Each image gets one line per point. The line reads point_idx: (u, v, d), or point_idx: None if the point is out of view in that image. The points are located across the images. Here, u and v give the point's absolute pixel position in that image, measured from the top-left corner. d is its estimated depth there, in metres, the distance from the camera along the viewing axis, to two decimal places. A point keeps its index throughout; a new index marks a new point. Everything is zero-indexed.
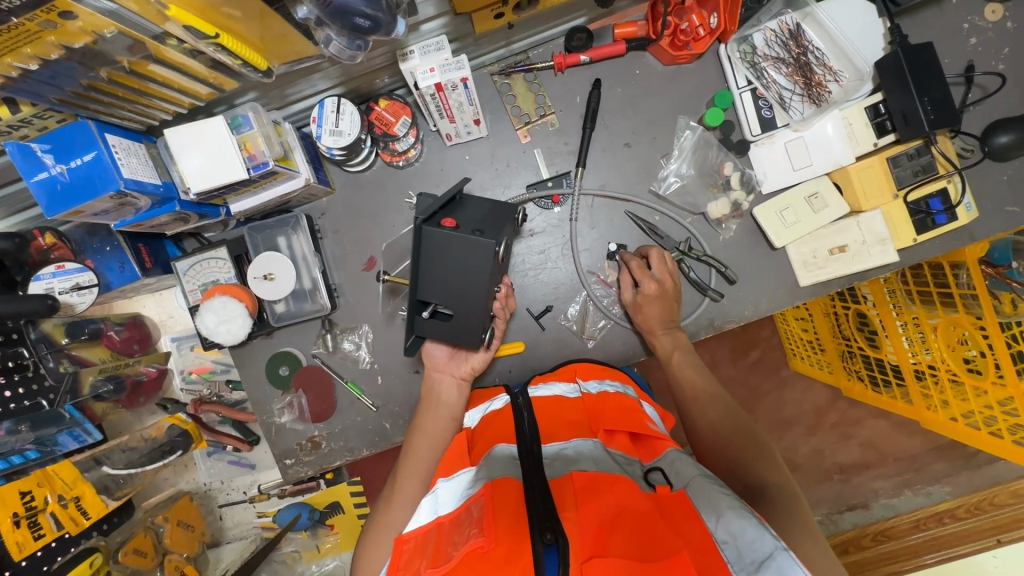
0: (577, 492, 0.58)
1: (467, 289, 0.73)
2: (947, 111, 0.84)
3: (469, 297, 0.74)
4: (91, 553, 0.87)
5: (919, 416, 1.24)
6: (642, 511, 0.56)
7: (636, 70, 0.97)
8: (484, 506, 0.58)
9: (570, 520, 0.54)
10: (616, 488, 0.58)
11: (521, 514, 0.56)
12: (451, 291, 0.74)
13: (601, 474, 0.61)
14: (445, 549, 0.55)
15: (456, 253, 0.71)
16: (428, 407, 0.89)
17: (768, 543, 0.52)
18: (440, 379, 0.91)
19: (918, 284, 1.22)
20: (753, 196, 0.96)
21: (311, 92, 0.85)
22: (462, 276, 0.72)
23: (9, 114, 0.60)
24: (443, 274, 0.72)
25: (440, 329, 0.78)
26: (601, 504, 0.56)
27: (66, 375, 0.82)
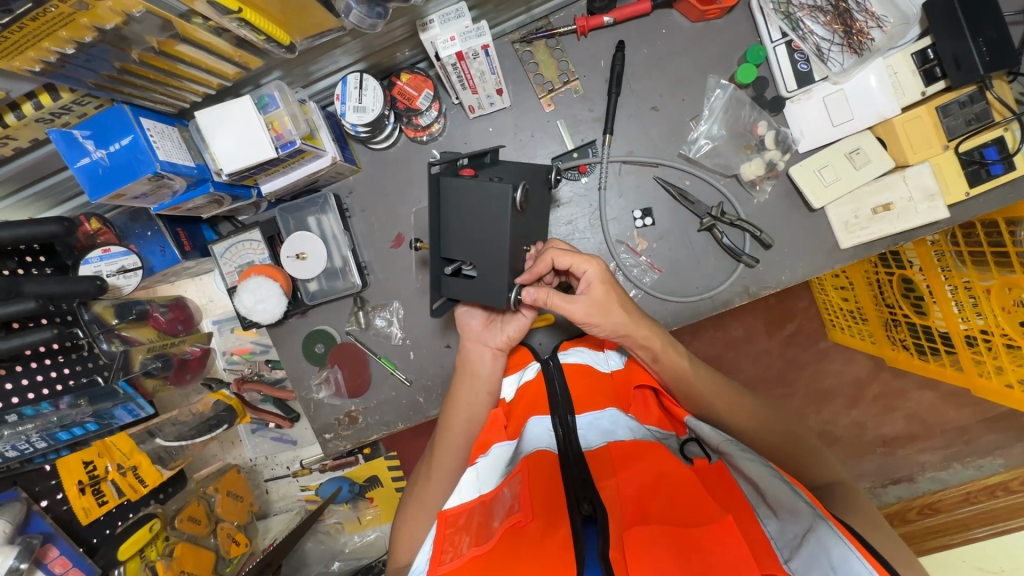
0: (614, 461, 0.58)
1: (489, 240, 0.70)
2: (1004, 52, 0.77)
3: (490, 249, 0.70)
4: (150, 518, 0.95)
5: (969, 383, 1.20)
6: (684, 477, 0.55)
7: (662, 29, 0.93)
8: (521, 484, 0.58)
9: (609, 488, 0.54)
10: (653, 457, 0.58)
11: (558, 485, 0.56)
12: (475, 247, 0.72)
13: (640, 443, 0.61)
14: (488, 528, 0.57)
15: (472, 201, 0.69)
16: (461, 378, 0.83)
17: (807, 518, 0.49)
18: (473, 351, 0.83)
19: (970, 244, 1.15)
20: (789, 155, 0.92)
21: (333, 69, 0.85)
22: (484, 226, 0.70)
23: (50, 102, 0.63)
24: (464, 224, 0.71)
25: (466, 288, 0.73)
26: (641, 471, 0.56)
27: (118, 354, 0.84)
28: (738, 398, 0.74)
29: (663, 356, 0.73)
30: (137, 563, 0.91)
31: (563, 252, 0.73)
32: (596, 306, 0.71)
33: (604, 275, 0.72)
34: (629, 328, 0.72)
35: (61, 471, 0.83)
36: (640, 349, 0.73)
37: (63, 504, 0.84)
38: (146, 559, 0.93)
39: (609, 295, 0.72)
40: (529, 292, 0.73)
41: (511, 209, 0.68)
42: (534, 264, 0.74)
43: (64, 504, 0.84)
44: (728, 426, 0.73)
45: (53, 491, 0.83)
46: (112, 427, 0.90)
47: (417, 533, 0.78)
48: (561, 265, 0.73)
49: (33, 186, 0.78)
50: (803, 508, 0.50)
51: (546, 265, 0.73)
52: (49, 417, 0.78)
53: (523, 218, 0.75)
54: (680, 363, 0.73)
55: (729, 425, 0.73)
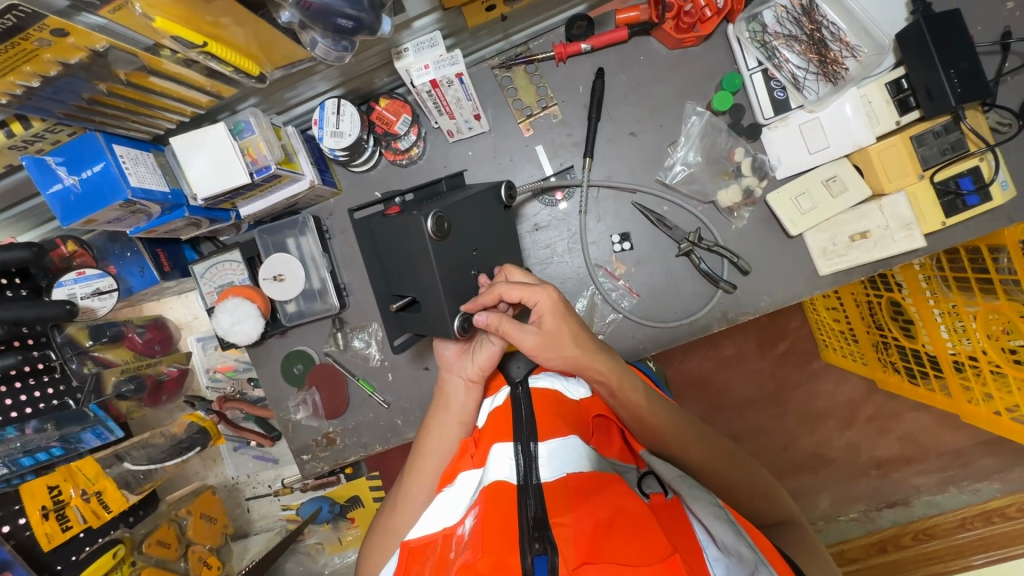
0: (572, 495, 0.57)
1: (416, 268, 0.73)
2: (976, 83, 0.77)
3: (424, 281, 0.72)
4: (114, 544, 0.93)
5: (960, 410, 1.20)
6: (640, 512, 0.55)
7: (640, 56, 0.94)
8: (479, 514, 0.57)
9: (562, 526, 0.53)
10: (611, 489, 0.58)
11: (513, 522, 0.55)
12: (416, 279, 0.74)
13: (598, 475, 0.61)
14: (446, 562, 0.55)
15: (403, 239, 0.72)
16: (436, 408, 0.83)
17: (752, 562, 0.50)
18: (448, 380, 0.83)
19: (955, 270, 1.15)
20: (766, 181, 0.92)
21: (311, 94, 0.86)
22: (415, 260, 0.72)
23: (22, 130, 0.63)
24: (400, 261, 0.76)
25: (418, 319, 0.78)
26: (598, 504, 0.55)
27: (89, 376, 0.84)
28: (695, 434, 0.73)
29: (619, 392, 0.71)
30: None
31: (513, 285, 0.70)
32: (547, 340, 0.70)
33: (554, 306, 0.70)
34: (581, 362, 0.71)
35: (24, 497, 0.81)
36: (597, 384, 0.72)
37: (25, 531, 0.82)
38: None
39: (559, 328, 0.70)
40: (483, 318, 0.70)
41: (427, 241, 0.68)
42: (483, 293, 0.71)
43: (25, 531, 0.82)
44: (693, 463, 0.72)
45: (14, 516, 0.81)
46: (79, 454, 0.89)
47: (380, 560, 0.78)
48: (510, 299, 0.70)
49: (12, 208, 0.79)
50: (748, 552, 0.51)
51: (495, 299, 0.71)
52: (13, 442, 0.78)
53: (465, 241, 0.75)
54: (633, 401, 0.71)
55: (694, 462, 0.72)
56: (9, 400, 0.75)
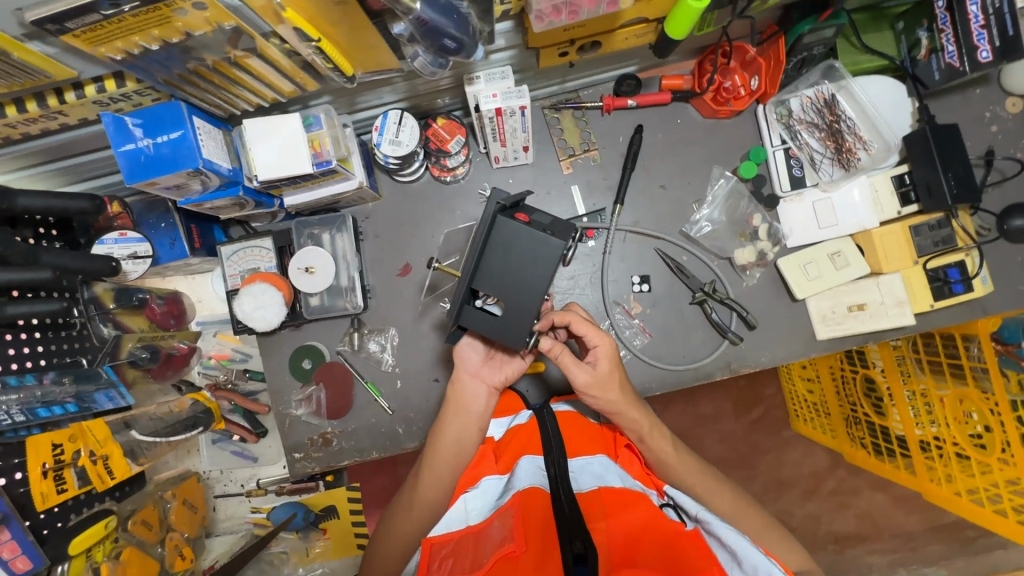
0: (606, 504, 0.62)
1: (527, 282, 0.69)
2: (969, 187, 0.88)
3: (525, 295, 0.70)
4: (107, 515, 0.76)
5: (922, 488, 1.25)
6: (667, 528, 0.59)
7: (677, 119, 1.03)
8: (514, 516, 0.61)
9: (599, 532, 0.58)
10: (641, 506, 0.62)
11: (550, 527, 0.60)
12: (509, 287, 0.70)
13: (628, 491, 0.65)
14: (480, 554, 0.60)
15: (523, 247, 0.69)
16: (452, 411, 0.81)
17: None
18: (468, 385, 0.82)
19: (929, 353, 1.25)
20: (778, 247, 1.01)
21: (377, 103, 0.91)
22: (525, 273, 0.69)
23: (115, 87, 0.66)
24: (503, 263, 0.69)
25: (487, 324, 0.72)
26: (629, 519, 0.60)
27: (109, 338, 0.80)
28: (720, 487, 0.76)
29: (648, 438, 0.76)
30: (81, 564, 0.70)
31: (583, 321, 0.76)
32: (598, 381, 0.75)
33: (611, 353, 0.76)
34: (620, 407, 0.76)
35: (29, 450, 0.65)
36: (627, 428, 0.77)
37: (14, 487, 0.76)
38: (91, 561, 0.72)
39: (612, 373, 0.75)
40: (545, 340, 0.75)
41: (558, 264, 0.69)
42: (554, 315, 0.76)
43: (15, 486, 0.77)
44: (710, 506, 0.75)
45: None
46: (92, 412, 0.77)
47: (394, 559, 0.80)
48: (577, 331, 0.75)
49: (62, 161, 0.83)
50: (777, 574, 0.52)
51: (563, 324, 0.75)
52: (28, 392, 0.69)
53: None
54: (662, 451, 0.76)
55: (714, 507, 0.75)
56: (27, 349, 0.69)
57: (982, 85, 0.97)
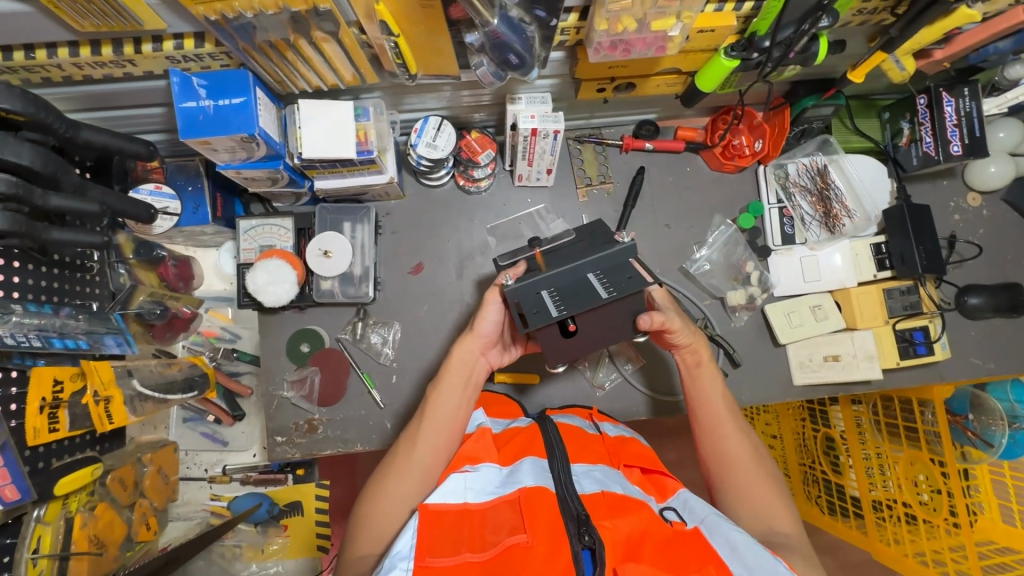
0: (609, 505, 0.64)
1: (603, 332, 0.79)
2: (937, 261, 1.00)
3: (596, 337, 0.79)
4: (94, 462, 0.74)
5: (872, 547, 1.31)
6: (667, 538, 0.62)
7: (687, 167, 1.13)
8: (523, 508, 0.63)
9: (607, 529, 0.61)
10: (643, 513, 0.65)
11: (557, 516, 0.62)
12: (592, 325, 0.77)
13: (628, 497, 0.67)
14: (484, 538, 0.61)
15: (625, 306, 0.77)
16: (454, 379, 0.83)
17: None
18: (475, 359, 0.86)
19: (887, 416, 1.33)
20: (767, 294, 1.09)
21: (420, 107, 0.97)
22: (609, 323, 0.78)
23: (192, 47, 0.70)
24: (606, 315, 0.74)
25: (553, 339, 0.78)
26: (631, 522, 0.62)
27: (124, 287, 0.81)
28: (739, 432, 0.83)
29: (704, 366, 0.87)
30: (56, 509, 0.68)
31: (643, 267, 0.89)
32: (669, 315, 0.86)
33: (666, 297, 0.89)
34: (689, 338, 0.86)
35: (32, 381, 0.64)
36: (688, 355, 0.88)
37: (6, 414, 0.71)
38: (66, 509, 0.69)
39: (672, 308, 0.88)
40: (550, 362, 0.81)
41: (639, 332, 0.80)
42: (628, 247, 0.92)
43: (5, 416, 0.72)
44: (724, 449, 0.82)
45: None
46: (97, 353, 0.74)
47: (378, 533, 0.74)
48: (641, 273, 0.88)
49: (103, 111, 0.82)
50: None
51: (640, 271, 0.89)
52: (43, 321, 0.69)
53: None
54: (706, 383, 0.86)
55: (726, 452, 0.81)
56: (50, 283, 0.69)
57: (949, 178, 1.12)
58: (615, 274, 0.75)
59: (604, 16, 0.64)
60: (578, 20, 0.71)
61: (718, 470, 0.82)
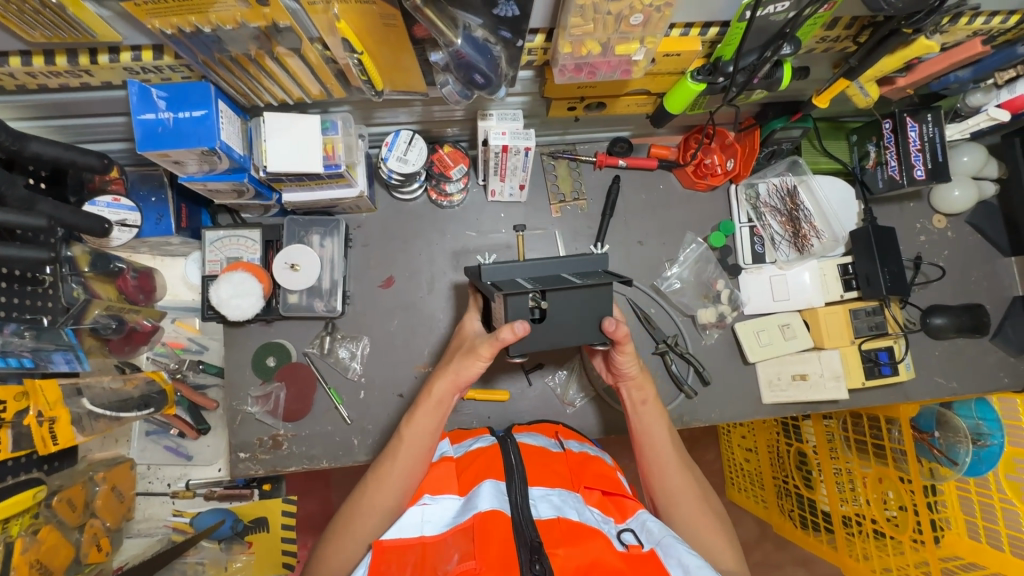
0: (564, 533, 0.65)
1: (571, 328, 0.74)
2: (901, 283, 1.01)
3: (564, 332, 0.74)
4: (37, 484, 0.71)
5: (841, 562, 1.33)
6: (621, 565, 0.62)
7: (660, 185, 1.13)
8: (475, 537, 0.63)
9: (559, 557, 0.61)
10: (598, 539, 0.64)
11: (510, 539, 0.62)
12: (563, 319, 0.73)
13: (584, 524, 0.67)
14: (435, 570, 0.61)
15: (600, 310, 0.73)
16: (420, 415, 0.81)
17: None
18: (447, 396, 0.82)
19: (857, 433, 1.35)
20: (736, 313, 1.10)
21: (391, 121, 0.96)
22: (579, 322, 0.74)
23: (151, 59, 0.68)
24: (579, 299, 0.73)
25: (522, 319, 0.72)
26: (585, 550, 0.62)
27: (78, 301, 0.78)
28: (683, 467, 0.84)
29: (650, 400, 0.88)
30: None
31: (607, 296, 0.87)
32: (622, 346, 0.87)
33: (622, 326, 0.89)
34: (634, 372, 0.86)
35: None
36: (636, 390, 0.88)
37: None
38: (5, 533, 0.67)
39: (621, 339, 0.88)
40: (523, 327, 0.68)
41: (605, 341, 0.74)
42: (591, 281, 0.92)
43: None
44: (666, 485, 0.82)
45: None
46: (44, 372, 0.72)
47: (346, 564, 0.75)
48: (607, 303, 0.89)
49: (60, 119, 0.80)
50: None
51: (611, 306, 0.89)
52: None
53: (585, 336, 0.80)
54: (653, 419, 0.87)
55: (669, 487, 0.82)
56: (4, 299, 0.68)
57: (915, 200, 1.14)
58: (589, 274, 0.77)
59: (568, 39, 0.64)
60: (545, 41, 0.72)
61: (663, 506, 0.83)
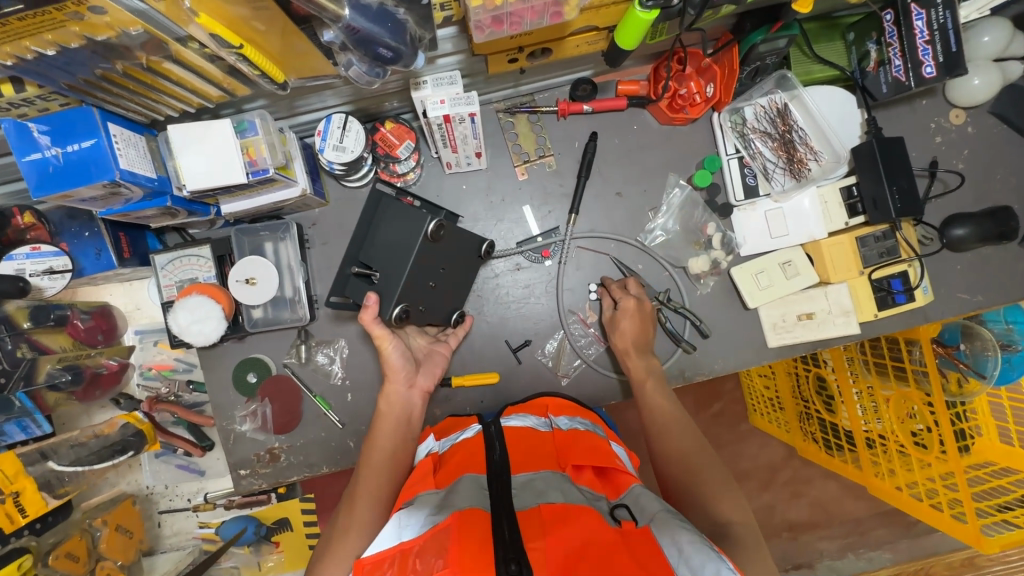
0: (545, 522, 0.60)
1: (393, 254, 0.84)
2: (913, 201, 0.90)
3: (395, 262, 0.84)
4: (22, 553, 0.85)
5: (866, 482, 1.28)
6: (610, 544, 0.57)
7: (634, 125, 1.01)
8: (449, 536, 0.57)
9: (537, 550, 0.56)
10: (585, 518, 0.60)
11: (487, 542, 0.57)
12: (386, 257, 0.85)
13: (569, 506, 0.63)
14: None
15: (398, 222, 0.84)
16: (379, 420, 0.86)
17: None
18: (404, 395, 0.89)
19: (875, 355, 1.29)
20: (731, 256, 1.01)
21: (320, 106, 0.87)
22: (397, 245, 0.84)
23: (11, 93, 0.59)
24: (385, 238, 0.85)
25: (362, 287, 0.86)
26: (570, 536, 0.58)
27: (22, 361, 0.80)
28: (684, 435, 0.83)
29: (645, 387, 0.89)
30: None
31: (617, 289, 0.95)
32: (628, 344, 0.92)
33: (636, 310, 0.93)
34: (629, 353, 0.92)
35: None
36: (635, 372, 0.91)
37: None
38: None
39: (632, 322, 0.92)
40: (370, 297, 0.82)
41: (421, 239, 0.81)
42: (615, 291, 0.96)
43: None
44: (664, 452, 0.82)
45: None
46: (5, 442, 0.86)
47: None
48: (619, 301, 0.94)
49: None
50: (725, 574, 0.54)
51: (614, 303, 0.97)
52: None
53: (446, 255, 0.88)
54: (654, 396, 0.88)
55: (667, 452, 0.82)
56: None
57: (928, 97, 0.99)
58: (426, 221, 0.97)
59: None
60: None
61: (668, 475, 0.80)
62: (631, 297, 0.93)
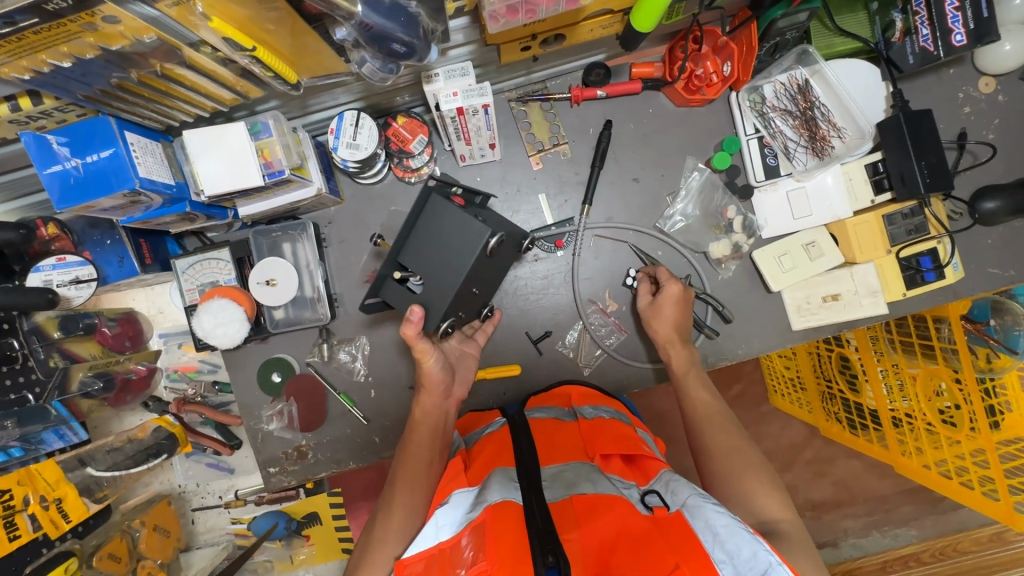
0: (578, 514, 0.60)
1: (443, 264, 0.81)
2: (942, 175, 0.87)
3: (445, 276, 0.81)
4: (67, 556, 0.90)
5: (893, 461, 1.26)
6: (643, 531, 0.57)
7: (649, 109, 0.99)
8: (485, 531, 0.58)
9: (573, 541, 0.57)
10: (616, 509, 0.60)
11: (522, 532, 0.57)
12: (429, 264, 0.82)
13: (601, 496, 0.63)
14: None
15: (450, 226, 0.80)
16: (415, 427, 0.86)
17: (763, 561, 0.53)
18: (439, 407, 0.88)
19: (901, 333, 1.26)
20: (754, 239, 0.99)
21: (332, 104, 0.86)
22: (449, 255, 0.80)
23: (30, 106, 0.60)
24: (433, 244, 0.82)
25: (401, 293, 0.85)
26: (603, 526, 0.58)
27: (56, 371, 0.82)
28: (727, 428, 0.85)
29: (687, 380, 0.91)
30: None
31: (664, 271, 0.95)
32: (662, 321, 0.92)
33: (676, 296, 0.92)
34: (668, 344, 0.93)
35: None
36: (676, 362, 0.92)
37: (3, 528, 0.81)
38: None
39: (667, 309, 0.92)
40: (416, 312, 0.79)
41: (481, 253, 0.78)
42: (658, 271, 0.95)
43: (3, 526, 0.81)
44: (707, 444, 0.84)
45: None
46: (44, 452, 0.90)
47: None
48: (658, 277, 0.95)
49: None
50: (761, 554, 0.54)
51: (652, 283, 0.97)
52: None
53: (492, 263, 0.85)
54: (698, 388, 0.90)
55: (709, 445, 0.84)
56: None
57: (956, 65, 0.96)
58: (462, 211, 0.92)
59: None
60: None
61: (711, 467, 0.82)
62: (677, 282, 0.91)
